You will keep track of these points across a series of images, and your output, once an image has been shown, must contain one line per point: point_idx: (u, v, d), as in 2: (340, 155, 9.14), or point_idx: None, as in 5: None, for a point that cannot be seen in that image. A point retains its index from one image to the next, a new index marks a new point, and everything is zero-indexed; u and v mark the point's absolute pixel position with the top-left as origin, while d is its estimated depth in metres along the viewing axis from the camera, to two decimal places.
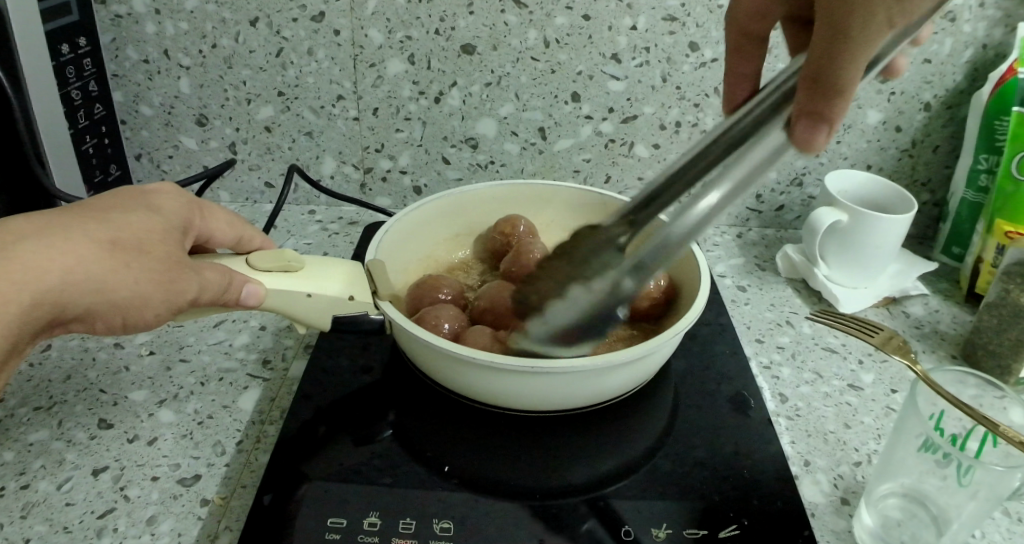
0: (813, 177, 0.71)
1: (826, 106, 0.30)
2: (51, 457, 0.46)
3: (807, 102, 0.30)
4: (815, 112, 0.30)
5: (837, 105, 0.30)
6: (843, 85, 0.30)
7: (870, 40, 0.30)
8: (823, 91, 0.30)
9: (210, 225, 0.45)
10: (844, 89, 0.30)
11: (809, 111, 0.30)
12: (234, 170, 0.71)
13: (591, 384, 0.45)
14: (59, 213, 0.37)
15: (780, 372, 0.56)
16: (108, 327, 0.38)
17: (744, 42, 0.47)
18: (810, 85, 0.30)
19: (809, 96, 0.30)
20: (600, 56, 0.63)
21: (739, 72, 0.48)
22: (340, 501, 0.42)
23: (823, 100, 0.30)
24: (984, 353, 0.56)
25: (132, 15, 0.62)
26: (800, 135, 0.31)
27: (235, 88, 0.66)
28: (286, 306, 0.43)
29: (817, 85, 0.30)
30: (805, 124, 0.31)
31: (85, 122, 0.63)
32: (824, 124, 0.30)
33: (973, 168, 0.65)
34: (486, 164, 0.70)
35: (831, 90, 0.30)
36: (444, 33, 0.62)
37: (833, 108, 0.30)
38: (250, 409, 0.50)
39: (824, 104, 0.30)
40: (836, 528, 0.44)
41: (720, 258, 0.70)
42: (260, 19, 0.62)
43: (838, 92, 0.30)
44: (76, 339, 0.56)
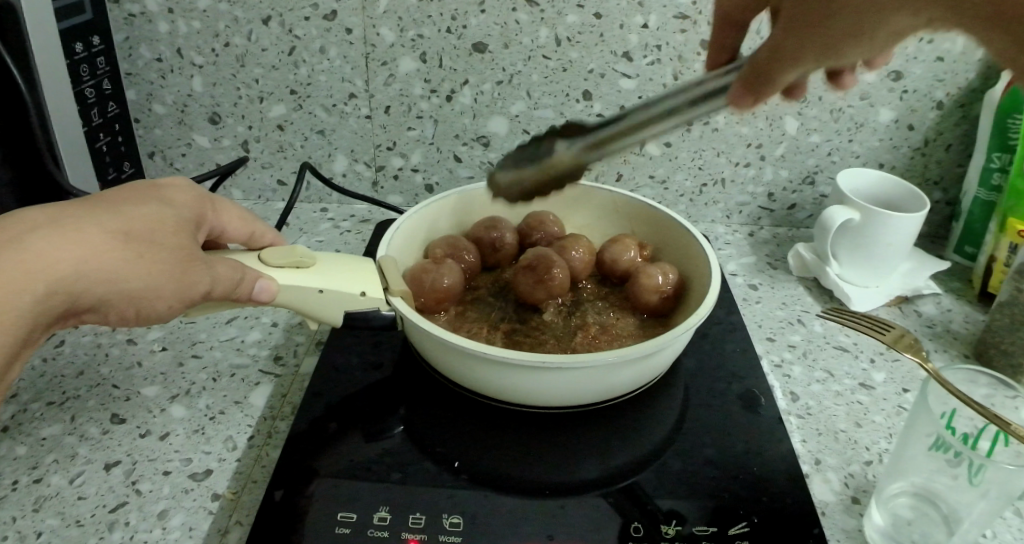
0: (825, 176, 0.71)
1: (761, 84, 0.36)
2: (64, 452, 0.46)
3: (750, 75, 0.36)
4: (750, 87, 0.36)
5: (766, 92, 0.36)
6: (774, 82, 0.35)
7: (800, 64, 0.35)
8: (761, 81, 0.35)
9: (222, 220, 0.45)
10: (774, 79, 0.35)
11: (748, 84, 0.36)
12: (247, 168, 0.71)
13: (600, 379, 0.45)
14: (74, 205, 0.37)
15: (791, 371, 0.56)
16: (120, 319, 0.38)
17: (726, 25, 0.48)
18: (753, 69, 0.35)
19: (747, 75, 0.36)
20: (612, 54, 0.63)
21: (723, 46, 0.49)
22: (350, 496, 0.42)
23: (761, 82, 0.35)
24: (996, 353, 0.56)
25: (145, 14, 0.63)
26: (734, 97, 0.37)
27: (248, 86, 0.66)
28: (299, 302, 0.43)
29: (754, 75, 0.35)
30: (739, 91, 0.36)
31: (99, 120, 0.63)
32: (751, 98, 0.36)
33: (986, 167, 0.65)
34: (497, 162, 0.70)
35: (764, 85, 0.35)
36: (455, 32, 0.63)
37: (764, 88, 0.36)
38: (261, 405, 0.51)
39: (759, 88, 0.36)
40: (846, 527, 0.44)
41: (731, 257, 0.70)
42: (273, 18, 0.62)
43: (768, 86, 0.36)
44: (89, 335, 0.57)
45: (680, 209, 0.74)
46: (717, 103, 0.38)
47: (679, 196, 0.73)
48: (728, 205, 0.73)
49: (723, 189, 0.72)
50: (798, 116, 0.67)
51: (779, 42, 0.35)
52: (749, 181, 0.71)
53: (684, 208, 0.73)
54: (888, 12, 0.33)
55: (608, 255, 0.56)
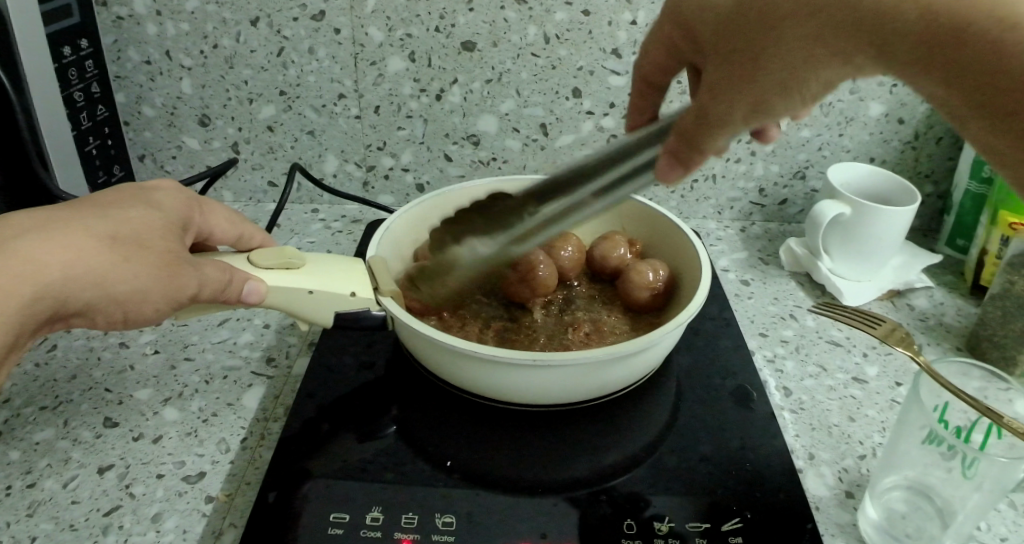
0: (816, 171, 0.71)
1: (686, 154, 0.37)
2: (56, 456, 0.46)
3: (675, 146, 0.37)
4: (676, 157, 0.37)
5: (694, 160, 0.37)
6: (701, 150, 0.36)
7: (728, 127, 0.36)
8: (688, 148, 0.36)
9: (210, 222, 0.45)
10: (702, 149, 0.36)
11: (673, 156, 0.37)
12: (238, 169, 0.71)
13: (592, 377, 0.45)
14: (60, 209, 0.37)
15: (784, 366, 0.56)
16: (109, 322, 0.38)
17: (647, 88, 0.49)
18: (678, 137, 0.37)
19: (675, 146, 0.37)
20: (601, 51, 0.63)
21: (643, 105, 0.50)
22: (343, 496, 0.42)
23: (686, 152, 0.37)
24: (988, 345, 0.56)
25: (133, 16, 0.62)
26: (660, 168, 0.38)
27: (237, 88, 0.66)
28: (289, 303, 0.43)
29: (679, 144, 0.37)
30: (665, 161, 0.37)
31: (88, 123, 0.63)
32: (679, 168, 0.37)
33: (976, 159, 0.65)
34: (488, 161, 0.70)
35: (692, 151, 0.37)
36: (444, 30, 0.62)
37: (690, 157, 0.37)
38: (253, 407, 0.50)
39: (686, 155, 0.37)
40: (840, 521, 0.44)
41: (723, 252, 0.70)
42: (261, 19, 0.62)
43: (695, 154, 0.37)
44: (81, 339, 0.56)
45: (671, 205, 0.74)
46: (648, 177, 0.39)
47: (671, 192, 0.73)
48: (719, 200, 0.73)
49: (715, 185, 0.72)
50: None
51: (705, 108, 0.36)
52: (741, 177, 0.71)
53: (675, 204, 0.73)
54: (812, 67, 0.33)
55: (598, 252, 0.56)
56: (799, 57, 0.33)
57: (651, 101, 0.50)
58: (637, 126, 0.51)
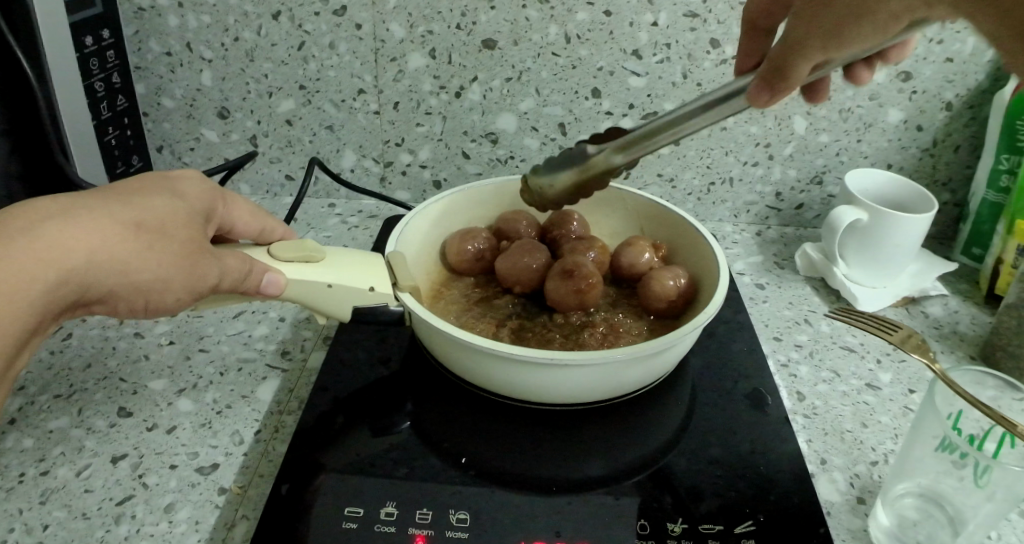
0: (834, 176, 0.70)
1: (775, 78, 0.38)
2: (70, 445, 0.47)
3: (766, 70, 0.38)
4: (768, 81, 0.38)
5: (784, 87, 0.38)
6: (790, 77, 0.38)
7: (809, 54, 0.38)
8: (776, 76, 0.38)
9: (231, 214, 0.45)
10: (789, 74, 0.38)
11: (763, 79, 0.38)
12: (255, 163, 0.71)
13: (609, 376, 0.45)
14: (86, 195, 0.38)
15: (798, 370, 0.56)
16: (129, 310, 0.39)
17: (752, 33, 0.50)
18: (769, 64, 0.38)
19: (766, 72, 0.38)
20: (621, 52, 0.63)
21: (751, 49, 0.51)
22: (357, 490, 0.42)
23: (775, 78, 0.38)
24: (1003, 355, 0.56)
25: (155, 8, 0.63)
26: (751, 91, 0.39)
27: (257, 81, 0.66)
28: (307, 296, 0.43)
29: (770, 68, 0.38)
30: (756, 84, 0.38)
31: (107, 114, 0.63)
32: (768, 93, 0.38)
33: (995, 168, 0.64)
34: (506, 159, 0.70)
35: (778, 76, 0.38)
36: (465, 28, 0.63)
37: (778, 82, 0.38)
38: (268, 400, 0.51)
39: (773, 80, 0.38)
40: (851, 527, 0.44)
41: (738, 256, 0.70)
42: (283, 13, 0.62)
43: (782, 80, 0.38)
44: (97, 329, 0.57)
45: (687, 207, 0.74)
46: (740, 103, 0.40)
47: (687, 194, 0.73)
48: (735, 204, 0.73)
49: (731, 188, 0.72)
50: (806, 115, 0.67)
51: (793, 37, 0.38)
52: (757, 181, 0.71)
53: (692, 206, 0.74)
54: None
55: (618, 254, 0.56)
56: None
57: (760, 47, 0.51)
58: (745, 70, 0.52)
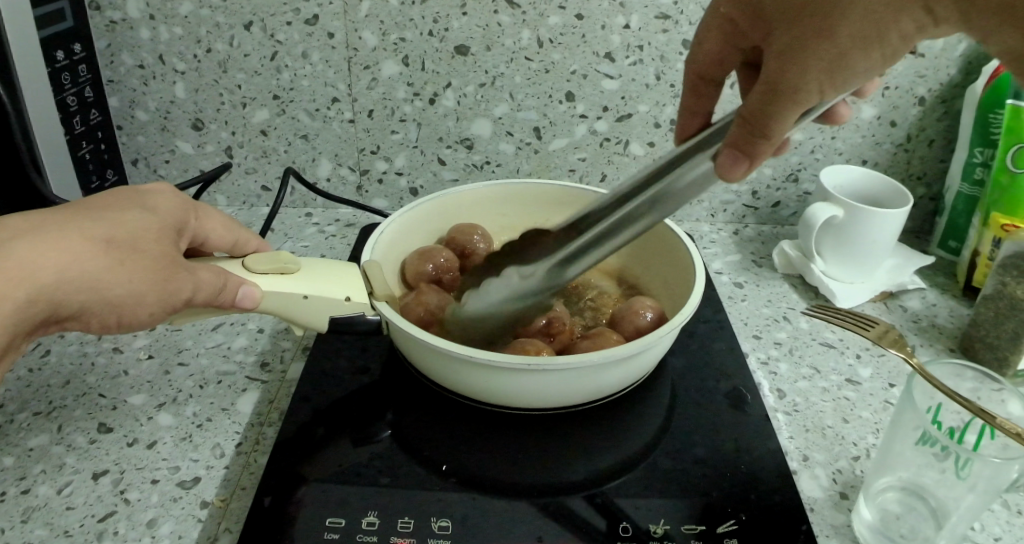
0: (809, 173, 0.71)
1: (751, 147, 0.35)
2: (50, 462, 0.46)
3: (738, 137, 0.36)
4: (740, 148, 0.36)
5: (757, 152, 0.35)
6: (769, 136, 0.35)
7: (803, 100, 0.34)
8: (754, 131, 0.35)
9: (205, 227, 0.45)
10: (770, 138, 0.35)
11: (737, 149, 0.36)
12: (231, 174, 0.71)
13: (588, 380, 0.45)
14: (55, 212, 0.37)
15: (777, 368, 0.56)
16: (103, 326, 0.38)
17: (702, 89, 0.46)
18: (741, 126, 0.35)
19: (738, 141, 0.36)
20: (594, 55, 0.63)
21: (698, 107, 0.48)
22: (339, 500, 0.42)
23: (750, 144, 0.35)
24: (981, 346, 0.56)
25: (126, 20, 0.62)
26: (723, 165, 0.37)
27: (231, 92, 0.66)
28: (284, 308, 0.43)
29: (744, 133, 0.35)
30: (728, 156, 0.36)
31: (81, 128, 0.63)
32: (744, 163, 0.36)
33: (969, 162, 0.65)
34: (481, 164, 0.70)
35: (754, 143, 0.35)
36: (437, 35, 0.63)
37: (756, 150, 0.35)
38: (248, 412, 0.50)
39: (748, 148, 0.35)
40: (834, 522, 0.44)
41: (717, 255, 0.70)
42: (255, 23, 0.62)
43: (761, 147, 0.35)
44: (74, 345, 0.56)
45: None
46: (708, 170, 0.39)
47: None
48: (713, 203, 0.74)
49: (708, 187, 0.72)
50: None
51: (778, 80, 0.34)
52: None
53: None
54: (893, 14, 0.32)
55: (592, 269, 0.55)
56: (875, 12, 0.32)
57: (709, 96, 0.47)
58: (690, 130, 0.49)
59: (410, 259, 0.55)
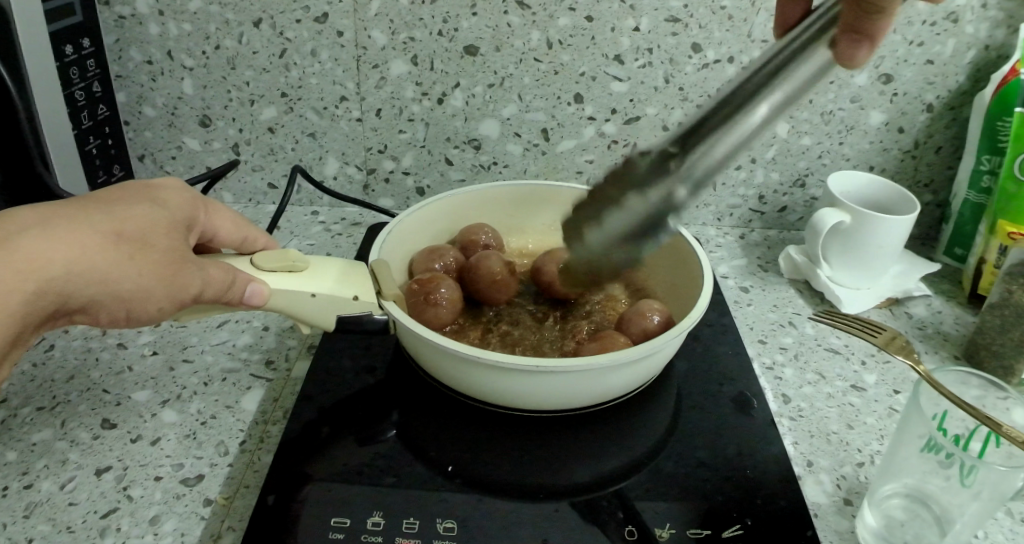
0: (816, 179, 0.71)
1: (864, 28, 0.35)
2: (54, 457, 0.46)
3: (849, 20, 0.35)
4: (859, 35, 0.35)
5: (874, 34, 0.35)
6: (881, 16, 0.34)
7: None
8: (860, 17, 0.34)
9: (214, 223, 0.45)
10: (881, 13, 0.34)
11: (852, 31, 0.35)
12: (238, 171, 0.71)
13: (594, 383, 0.45)
14: (64, 205, 0.37)
15: (782, 373, 0.56)
16: (111, 320, 0.38)
17: None
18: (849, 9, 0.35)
19: (848, 22, 0.35)
20: (603, 57, 0.63)
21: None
22: (343, 500, 0.42)
23: (861, 25, 0.35)
24: (987, 354, 0.56)
25: (135, 15, 0.62)
26: (842, 49, 0.36)
27: (239, 89, 0.66)
28: (291, 307, 0.43)
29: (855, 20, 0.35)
30: (846, 43, 0.36)
31: (89, 122, 0.63)
32: (862, 41, 0.36)
33: (976, 169, 0.65)
34: (488, 165, 0.70)
35: (864, 22, 0.35)
36: (446, 35, 0.62)
37: (871, 30, 0.35)
38: (252, 410, 0.50)
39: (858, 28, 0.35)
40: (839, 529, 0.44)
41: (723, 259, 0.70)
42: (264, 20, 0.62)
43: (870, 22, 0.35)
44: (79, 340, 0.56)
45: None
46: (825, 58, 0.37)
47: None
48: (719, 207, 0.73)
49: (714, 192, 0.72)
50: (788, 118, 0.67)
51: None
52: (740, 184, 0.72)
53: None
54: None
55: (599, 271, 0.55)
56: None
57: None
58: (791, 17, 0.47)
59: (417, 256, 0.54)
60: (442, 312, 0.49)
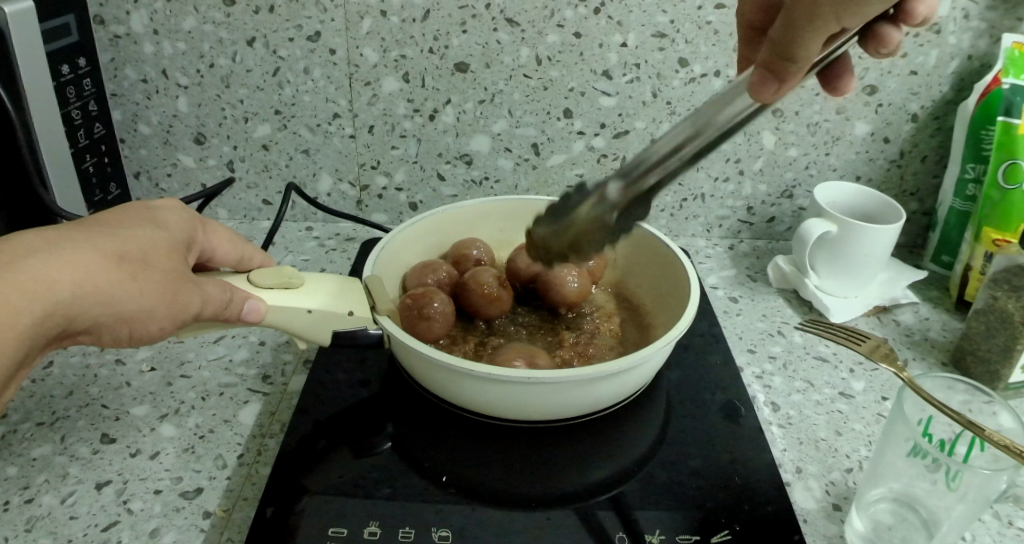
0: (803, 190, 0.72)
1: (781, 69, 0.36)
2: (54, 472, 0.47)
3: (768, 58, 0.36)
4: (772, 70, 0.36)
5: (790, 72, 0.36)
6: (795, 59, 0.36)
7: (819, 30, 0.34)
8: (779, 56, 0.36)
9: (212, 243, 0.46)
10: (797, 59, 0.36)
11: (769, 69, 0.37)
12: (232, 188, 0.72)
13: (583, 393, 0.46)
14: (67, 229, 0.38)
15: (771, 381, 0.57)
16: (114, 339, 0.39)
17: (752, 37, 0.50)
18: (769, 52, 0.36)
19: (769, 61, 0.36)
20: (592, 73, 0.64)
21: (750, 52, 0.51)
22: (340, 511, 0.43)
23: (781, 64, 0.36)
24: (973, 360, 0.57)
25: (130, 35, 0.63)
26: (754, 82, 0.37)
27: (233, 106, 0.67)
28: (286, 323, 0.44)
29: (774, 56, 0.36)
30: (759, 75, 0.37)
31: (85, 141, 0.64)
32: (774, 86, 0.37)
33: (961, 178, 0.66)
34: (480, 180, 0.71)
35: (783, 63, 0.36)
36: (438, 52, 0.64)
37: (786, 71, 0.36)
38: (250, 424, 0.51)
39: (778, 67, 0.36)
40: (827, 533, 0.45)
41: (712, 270, 0.71)
42: (257, 39, 0.63)
43: (789, 70, 0.36)
44: (77, 356, 0.57)
45: (660, 223, 0.75)
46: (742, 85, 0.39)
47: (660, 210, 0.74)
48: (708, 218, 0.74)
49: (703, 203, 0.73)
50: (775, 130, 0.68)
51: (795, 20, 0.34)
52: (729, 196, 0.73)
53: (665, 222, 0.75)
54: None
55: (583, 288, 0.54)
56: None
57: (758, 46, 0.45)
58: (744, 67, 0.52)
59: (410, 271, 0.55)
60: (433, 326, 0.50)
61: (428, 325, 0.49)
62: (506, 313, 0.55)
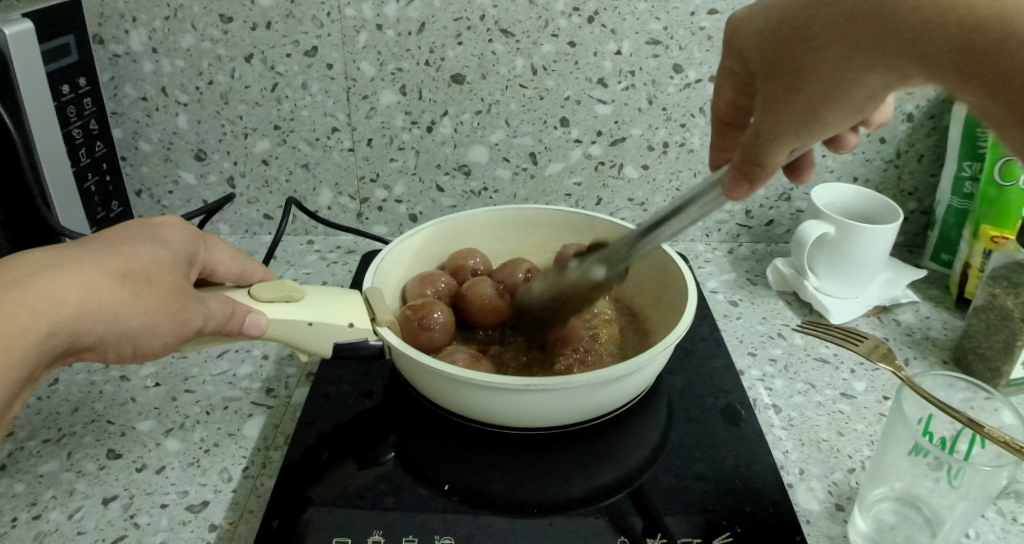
0: (801, 192, 0.72)
1: (750, 170, 0.36)
2: (61, 488, 0.47)
3: (740, 161, 0.37)
4: (742, 171, 0.37)
5: (759, 174, 0.36)
6: (763, 164, 0.36)
7: (785, 141, 0.35)
8: (751, 158, 0.36)
9: (213, 258, 0.46)
10: (764, 164, 0.36)
11: (739, 170, 0.37)
12: (233, 203, 0.72)
13: (583, 399, 0.46)
14: (71, 248, 0.38)
15: (773, 384, 0.57)
16: (118, 355, 0.39)
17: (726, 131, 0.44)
18: (740, 154, 0.37)
19: (739, 164, 0.37)
20: (587, 81, 0.65)
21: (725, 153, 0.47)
22: (344, 521, 0.43)
23: (750, 167, 0.36)
24: (974, 357, 0.57)
25: (129, 53, 0.64)
26: (727, 183, 0.37)
27: (232, 122, 0.68)
28: (288, 335, 0.44)
29: (742, 159, 0.36)
30: (731, 176, 0.37)
31: (87, 159, 0.64)
32: (744, 183, 0.37)
33: (957, 176, 0.66)
34: (479, 190, 0.71)
35: (752, 165, 0.36)
36: (434, 64, 0.64)
37: (755, 172, 0.36)
38: (254, 437, 0.51)
39: (748, 169, 0.36)
40: (831, 534, 0.45)
41: (712, 274, 0.71)
42: (255, 55, 0.64)
43: (758, 171, 0.36)
44: (82, 373, 0.57)
45: None
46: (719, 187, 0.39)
47: None
48: (707, 223, 0.75)
49: None
50: None
51: (765, 128, 0.35)
52: (727, 200, 0.73)
53: None
54: (860, 72, 0.32)
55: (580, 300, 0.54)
56: (843, 63, 0.33)
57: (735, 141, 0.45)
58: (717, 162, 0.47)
59: (410, 283, 0.56)
60: (434, 336, 0.50)
61: (428, 334, 0.50)
62: (506, 321, 0.56)
